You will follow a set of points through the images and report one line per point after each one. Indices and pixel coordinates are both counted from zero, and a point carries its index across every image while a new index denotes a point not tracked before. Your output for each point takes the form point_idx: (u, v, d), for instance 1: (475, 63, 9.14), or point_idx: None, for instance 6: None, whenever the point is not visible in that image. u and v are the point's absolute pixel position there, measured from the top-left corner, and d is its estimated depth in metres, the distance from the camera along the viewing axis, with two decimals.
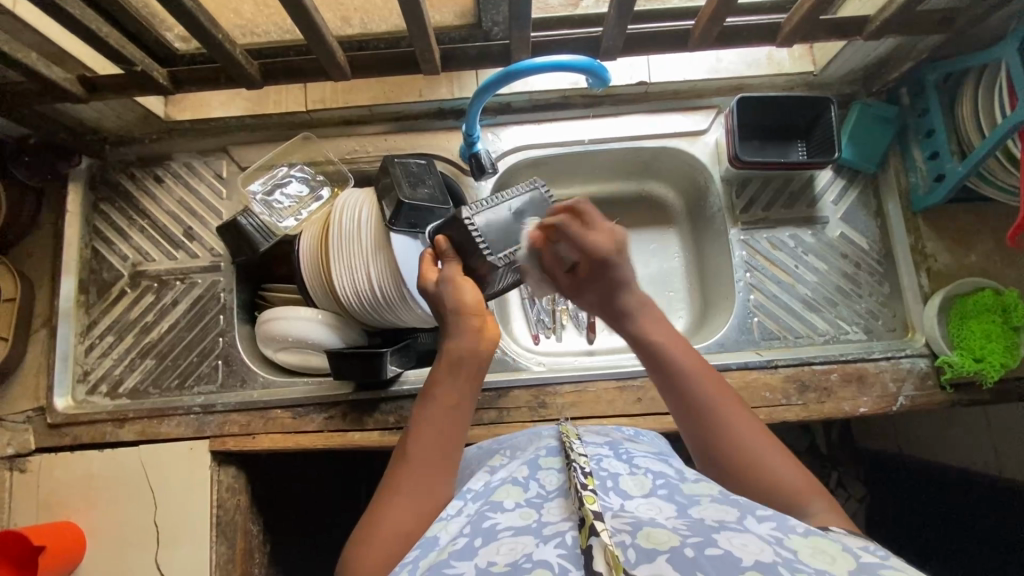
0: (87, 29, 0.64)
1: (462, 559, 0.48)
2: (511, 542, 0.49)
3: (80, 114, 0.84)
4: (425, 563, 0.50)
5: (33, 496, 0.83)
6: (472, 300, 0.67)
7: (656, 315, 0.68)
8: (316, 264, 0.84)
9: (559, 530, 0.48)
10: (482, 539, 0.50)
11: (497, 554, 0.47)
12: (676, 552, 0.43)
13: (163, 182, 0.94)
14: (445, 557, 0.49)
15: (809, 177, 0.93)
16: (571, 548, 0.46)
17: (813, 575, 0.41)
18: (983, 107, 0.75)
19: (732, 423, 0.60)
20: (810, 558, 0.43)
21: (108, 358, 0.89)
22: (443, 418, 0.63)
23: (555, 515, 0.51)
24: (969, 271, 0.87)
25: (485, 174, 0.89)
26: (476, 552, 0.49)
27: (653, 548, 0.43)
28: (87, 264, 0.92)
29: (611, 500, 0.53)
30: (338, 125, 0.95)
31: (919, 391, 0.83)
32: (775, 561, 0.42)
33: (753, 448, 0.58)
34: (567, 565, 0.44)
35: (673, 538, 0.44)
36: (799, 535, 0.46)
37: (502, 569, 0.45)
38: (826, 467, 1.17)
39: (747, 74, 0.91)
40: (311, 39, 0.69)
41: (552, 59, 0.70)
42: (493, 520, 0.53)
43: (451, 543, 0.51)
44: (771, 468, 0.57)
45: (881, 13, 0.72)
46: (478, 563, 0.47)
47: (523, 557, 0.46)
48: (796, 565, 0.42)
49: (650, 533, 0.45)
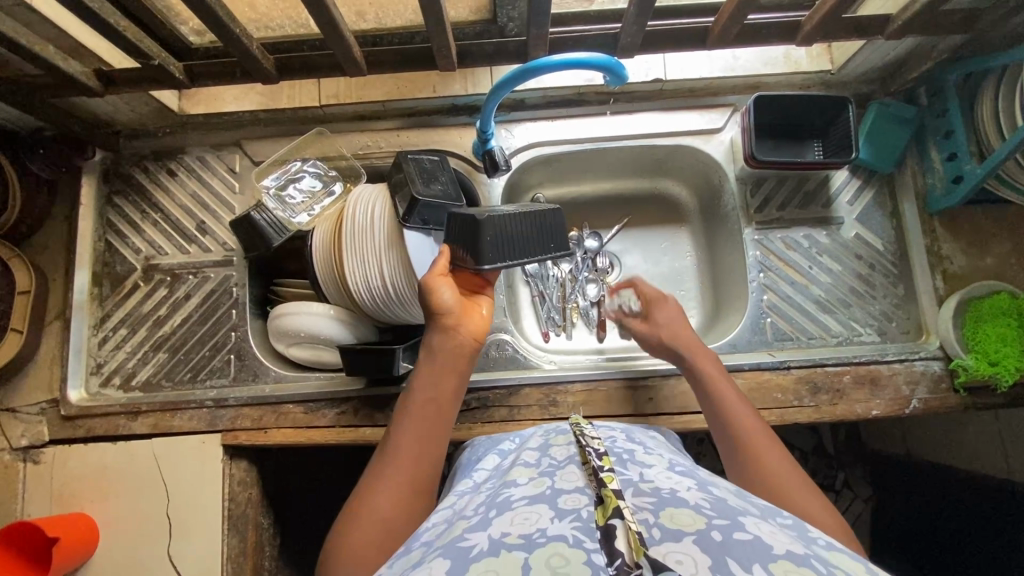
0: (103, 22, 0.64)
1: (477, 531, 0.48)
2: (526, 512, 0.49)
3: (94, 107, 0.84)
4: (438, 541, 0.51)
5: (47, 487, 0.84)
6: (449, 300, 0.71)
7: (710, 356, 0.76)
8: (328, 259, 0.84)
9: (576, 505, 0.48)
10: (498, 511, 0.51)
11: (512, 525, 0.47)
12: (703, 535, 0.42)
13: (176, 175, 0.94)
14: (461, 531, 0.49)
15: (824, 177, 0.92)
16: (587, 521, 0.45)
17: (844, 568, 0.41)
18: (1005, 108, 0.74)
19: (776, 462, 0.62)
20: (836, 554, 0.44)
21: (122, 350, 0.90)
22: (426, 419, 0.67)
23: (571, 483, 0.51)
24: (985, 274, 0.86)
25: (498, 171, 0.88)
26: (490, 523, 0.49)
27: (678, 528, 0.43)
28: (101, 257, 0.92)
29: (630, 472, 0.53)
30: (351, 120, 0.95)
31: (932, 393, 0.83)
32: (807, 553, 0.42)
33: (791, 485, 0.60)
34: (582, 537, 0.44)
35: (698, 519, 0.44)
36: (822, 538, 0.47)
37: (517, 541, 0.45)
38: (832, 469, 1.19)
39: (764, 72, 0.90)
40: (328, 34, 0.68)
41: (568, 57, 0.69)
42: (507, 494, 0.54)
43: (466, 519, 0.52)
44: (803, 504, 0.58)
45: (903, 13, 0.72)
46: (492, 534, 0.47)
47: (537, 531, 0.46)
48: (828, 560, 0.42)
49: (673, 514, 0.45)
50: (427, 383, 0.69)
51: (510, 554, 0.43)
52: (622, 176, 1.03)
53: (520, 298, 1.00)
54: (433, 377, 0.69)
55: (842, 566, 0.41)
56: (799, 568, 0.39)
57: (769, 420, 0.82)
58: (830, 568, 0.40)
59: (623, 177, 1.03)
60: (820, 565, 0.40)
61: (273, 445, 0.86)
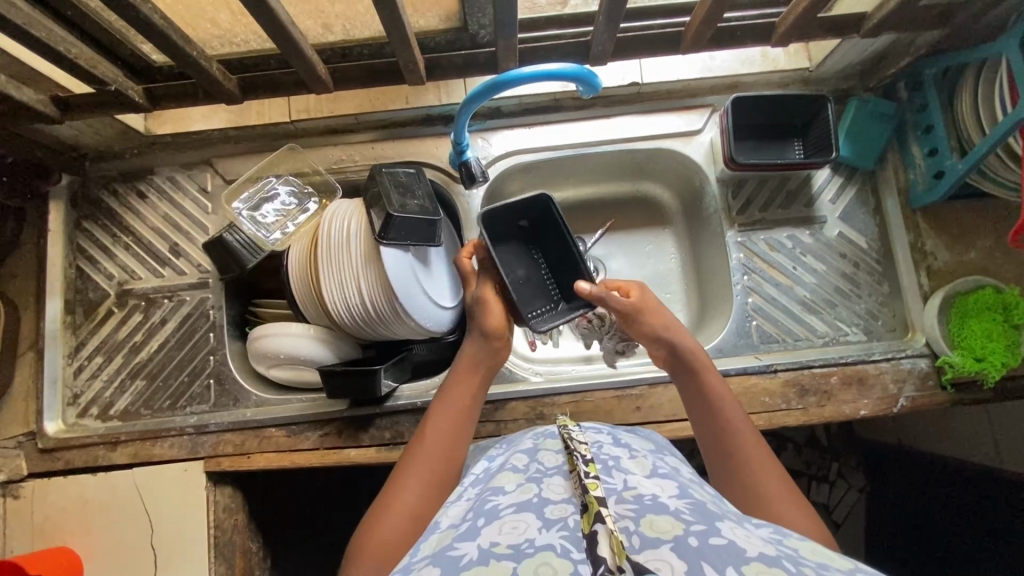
0: (51, 50, 0.62)
1: (465, 541, 0.47)
2: (514, 520, 0.47)
3: (58, 132, 0.82)
4: (427, 545, 0.50)
5: (28, 523, 0.82)
6: (496, 321, 0.75)
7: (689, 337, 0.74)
8: (306, 279, 0.82)
9: (562, 515, 0.46)
10: (485, 519, 0.49)
11: (500, 535, 0.46)
12: (680, 541, 0.41)
13: (147, 197, 0.92)
14: (449, 540, 0.48)
15: (806, 175, 0.91)
16: (573, 530, 0.44)
17: (818, 569, 0.40)
18: (984, 102, 0.73)
19: (751, 453, 0.63)
20: (812, 555, 0.43)
21: (98, 380, 0.88)
22: (458, 414, 0.70)
23: (558, 493, 0.50)
24: (968, 268, 0.86)
25: (476, 182, 0.86)
26: (478, 533, 0.47)
27: (657, 537, 0.42)
28: (72, 284, 0.90)
29: (614, 479, 0.51)
30: (324, 134, 0.93)
31: (919, 391, 0.82)
32: (779, 555, 0.41)
33: (756, 463, 0.62)
34: (569, 547, 0.43)
35: (677, 526, 0.43)
36: (796, 539, 0.46)
37: (505, 552, 0.44)
38: (826, 459, 1.18)
39: (741, 72, 0.89)
40: (289, 53, 0.66)
41: (538, 68, 0.68)
42: (494, 502, 0.52)
43: (453, 527, 0.51)
44: (761, 477, 0.60)
45: (878, 11, 0.71)
46: (480, 544, 0.46)
47: (525, 542, 0.44)
48: (799, 560, 0.41)
49: (653, 521, 0.44)
50: (457, 389, 0.72)
51: (499, 564, 0.42)
52: (604, 180, 1.01)
53: None
54: (458, 385, 0.72)
55: (813, 566, 0.40)
56: (771, 570, 0.39)
57: (758, 424, 0.81)
58: (801, 568, 0.40)
59: (605, 181, 1.01)
60: (790, 565, 0.40)
61: (257, 470, 0.84)
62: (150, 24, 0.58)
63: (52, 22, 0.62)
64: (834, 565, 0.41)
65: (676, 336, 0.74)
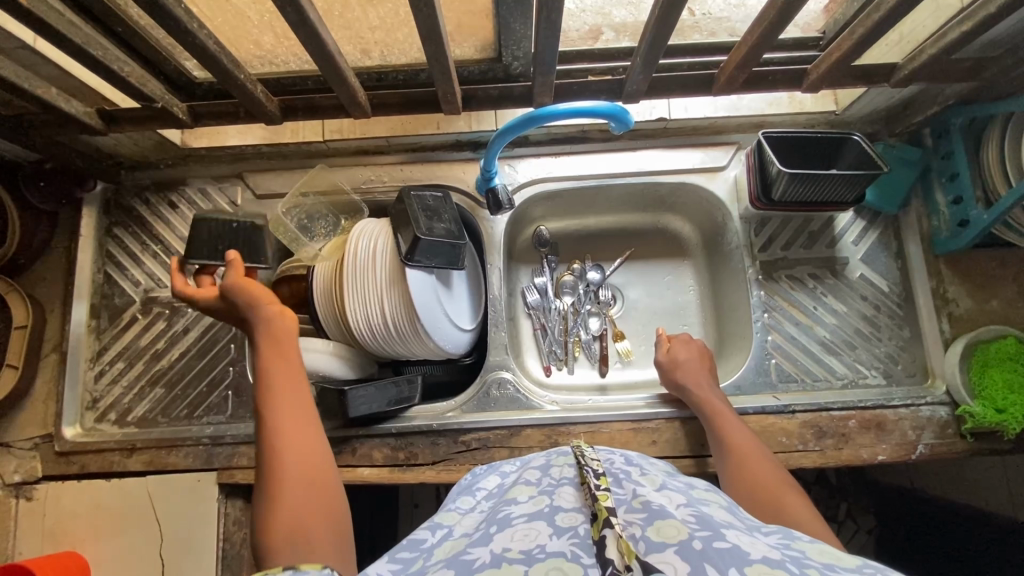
0: (105, 68, 0.64)
1: (478, 545, 0.47)
2: (526, 528, 0.47)
3: (97, 142, 0.84)
4: (440, 551, 0.50)
5: (39, 526, 0.82)
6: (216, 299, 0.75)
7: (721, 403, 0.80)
8: (330, 297, 0.83)
9: (573, 523, 0.46)
10: (497, 527, 0.49)
11: (512, 540, 0.46)
12: (685, 545, 0.41)
13: (177, 208, 0.94)
14: (462, 547, 0.48)
15: (829, 217, 0.92)
16: (584, 538, 0.44)
17: (822, 570, 0.40)
18: (1012, 152, 0.73)
19: (782, 495, 0.65)
20: (819, 556, 0.42)
21: (118, 385, 0.88)
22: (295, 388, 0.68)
23: (570, 502, 0.50)
24: (990, 317, 0.86)
25: (502, 209, 0.88)
26: (491, 539, 0.47)
27: (662, 540, 0.42)
28: (99, 289, 0.91)
29: (623, 490, 0.52)
30: (354, 155, 0.95)
31: (938, 439, 0.82)
32: (784, 559, 0.41)
33: (783, 497, 0.65)
34: (579, 552, 0.43)
35: (682, 530, 0.43)
36: (805, 542, 0.45)
37: (518, 556, 0.44)
38: (834, 499, 1.16)
39: (768, 113, 0.91)
40: (332, 78, 0.68)
41: (574, 105, 0.69)
42: (507, 511, 0.52)
43: (467, 535, 0.51)
44: (787, 503, 0.64)
45: (909, 63, 0.72)
46: (493, 550, 0.45)
47: (537, 547, 0.44)
48: (804, 561, 0.41)
49: (660, 526, 0.44)
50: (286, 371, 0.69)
51: (511, 567, 0.42)
52: (626, 211, 1.02)
53: (521, 331, 0.99)
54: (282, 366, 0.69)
55: (817, 567, 0.40)
56: (773, 573, 0.39)
57: None
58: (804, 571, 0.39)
59: (627, 212, 1.02)
60: (794, 569, 0.39)
61: None
62: (203, 49, 0.60)
63: (108, 40, 0.64)
64: (838, 564, 0.41)
65: (683, 375, 0.83)
